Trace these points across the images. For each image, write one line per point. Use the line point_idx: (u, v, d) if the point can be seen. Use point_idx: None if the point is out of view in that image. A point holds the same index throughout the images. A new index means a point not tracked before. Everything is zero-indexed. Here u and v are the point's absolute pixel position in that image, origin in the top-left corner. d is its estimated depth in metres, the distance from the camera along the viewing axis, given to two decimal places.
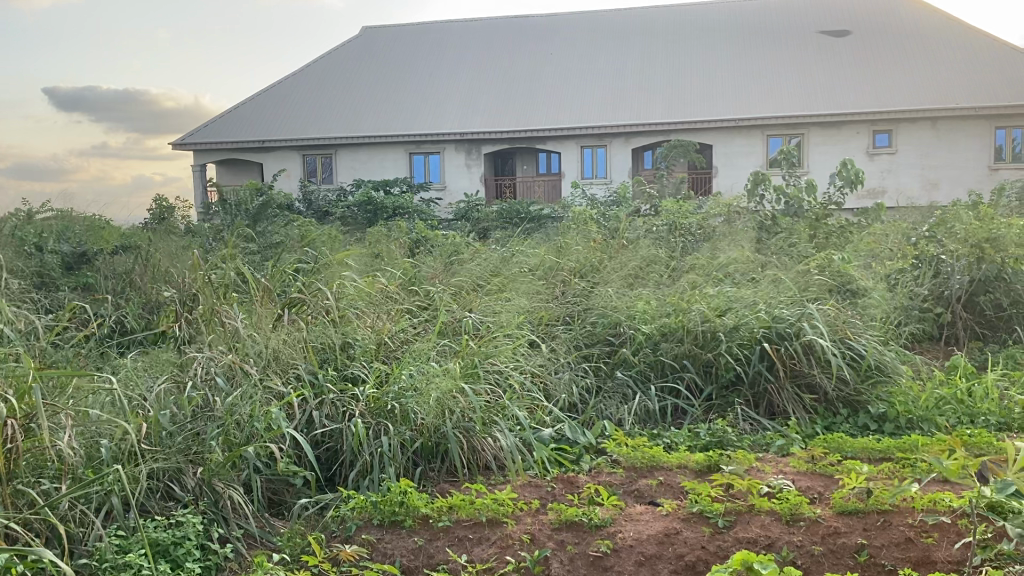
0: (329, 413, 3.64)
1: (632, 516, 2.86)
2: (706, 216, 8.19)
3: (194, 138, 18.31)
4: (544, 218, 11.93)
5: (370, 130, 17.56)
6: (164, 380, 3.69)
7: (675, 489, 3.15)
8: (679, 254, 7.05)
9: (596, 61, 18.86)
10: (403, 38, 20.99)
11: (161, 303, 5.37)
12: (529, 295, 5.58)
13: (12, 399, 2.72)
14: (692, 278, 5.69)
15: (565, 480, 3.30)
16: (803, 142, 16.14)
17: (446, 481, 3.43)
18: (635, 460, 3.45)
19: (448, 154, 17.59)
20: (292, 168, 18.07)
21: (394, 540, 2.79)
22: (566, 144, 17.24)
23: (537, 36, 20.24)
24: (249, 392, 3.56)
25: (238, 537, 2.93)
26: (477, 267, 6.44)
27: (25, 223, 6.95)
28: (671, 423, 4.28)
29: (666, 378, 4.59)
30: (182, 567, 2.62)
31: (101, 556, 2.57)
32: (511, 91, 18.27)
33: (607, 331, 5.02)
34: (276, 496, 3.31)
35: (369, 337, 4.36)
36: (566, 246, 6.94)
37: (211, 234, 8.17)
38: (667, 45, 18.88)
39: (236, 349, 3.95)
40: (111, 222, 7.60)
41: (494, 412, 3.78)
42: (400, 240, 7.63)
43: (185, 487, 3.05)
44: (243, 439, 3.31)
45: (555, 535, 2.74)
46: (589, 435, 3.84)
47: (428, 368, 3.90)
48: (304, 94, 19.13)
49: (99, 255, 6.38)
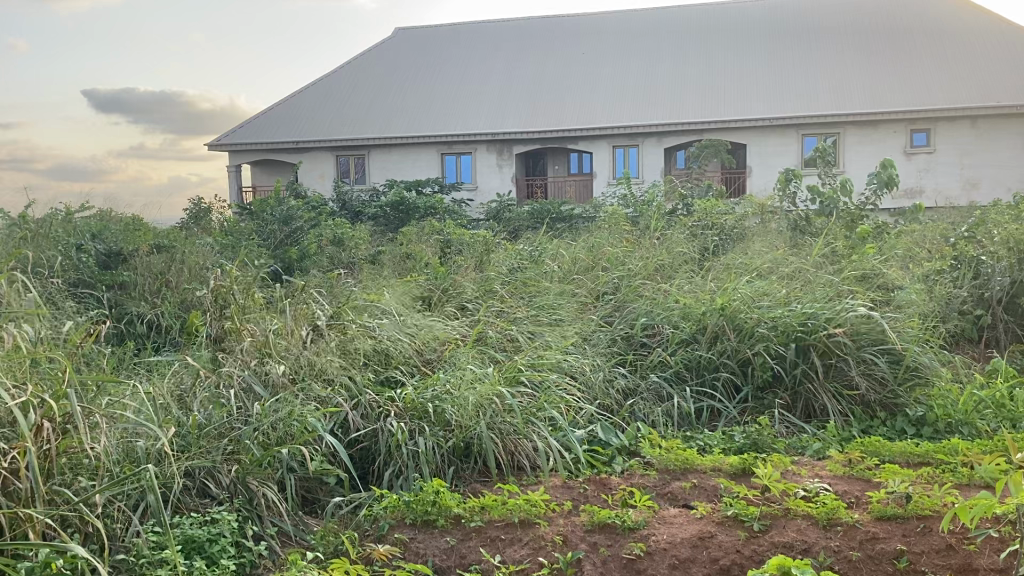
0: (364, 413, 3.66)
1: (666, 520, 2.84)
2: (740, 216, 8.03)
3: (230, 138, 18.50)
4: (574, 218, 11.88)
5: (401, 130, 17.65)
6: (203, 380, 3.73)
7: (709, 491, 3.13)
8: (710, 254, 6.99)
9: (628, 60, 18.78)
10: (438, 38, 21.08)
11: (196, 302, 5.42)
12: (562, 296, 5.58)
13: (48, 400, 2.73)
14: (725, 278, 5.61)
15: (597, 481, 3.28)
16: (839, 141, 15.93)
17: (479, 481, 3.42)
18: (668, 461, 3.42)
19: (480, 155, 17.64)
20: (325, 169, 18.18)
21: (427, 539, 2.79)
22: (598, 144, 17.17)
23: (569, 37, 20.16)
24: (285, 395, 3.60)
25: (271, 535, 2.95)
26: (508, 266, 6.44)
27: (64, 222, 7.05)
28: (706, 424, 4.24)
29: (703, 380, 4.56)
30: (217, 564, 2.64)
31: (138, 551, 2.61)
32: (543, 90, 18.29)
33: (644, 333, 5.00)
34: (310, 494, 3.33)
35: (404, 339, 4.36)
36: (599, 246, 6.93)
37: (244, 231, 8.22)
38: (702, 44, 18.75)
39: (271, 352, 4.00)
40: (147, 222, 7.67)
41: (528, 413, 3.78)
42: (431, 240, 7.64)
43: (219, 485, 3.07)
44: (279, 440, 3.34)
45: (587, 537, 2.73)
46: (622, 437, 3.82)
47: (464, 373, 3.91)
48: (337, 95, 19.31)
49: (134, 253, 6.42)
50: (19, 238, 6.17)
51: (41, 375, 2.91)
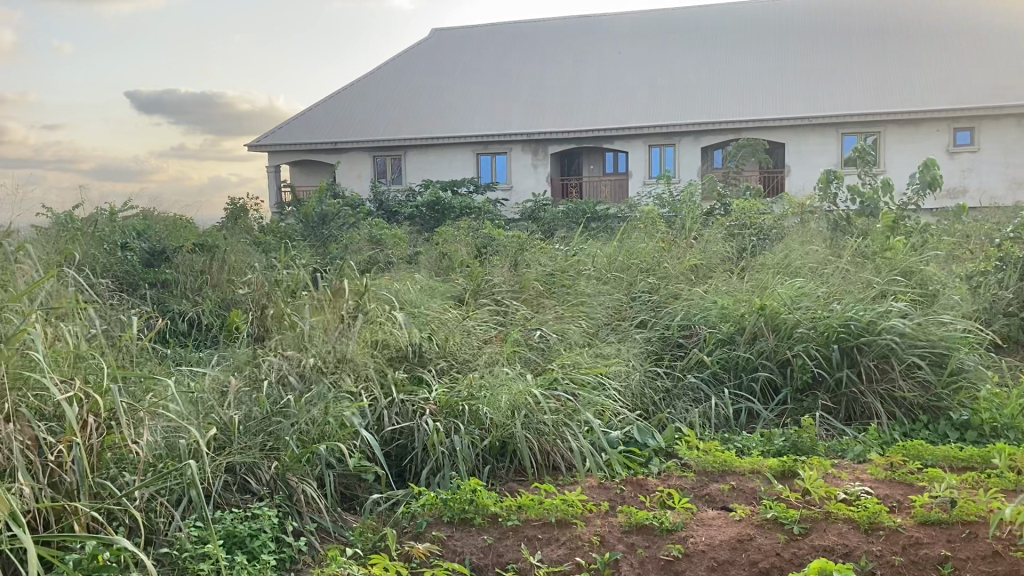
0: (400, 411, 3.67)
1: (704, 521, 2.81)
2: (779, 215, 7.94)
3: (269, 139, 18.72)
4: (610, 217, 11.82)
5: (438, 130, 17.73)
6: (244, 378, 3.79)
7: (748, 494, 3.10)
8: (748, 254, 6.91)
9: (665, 59, 18.67)
10: (474, 38, 21.14)
11: (237, 301, 5.49)
12: (598, 295, 5.57)
13: (93, 394, 2.77)
14: (763, 278, 5.55)
15: (635, 483, 3.26)
16: (879, 141, 15.68)
17: (514, 480, 3.42)
18: (706, 464, 3.39)
19: (516, 154, 17.65)
20: (362, 169, 18.31)
21: (464, 537, 2.79)
22: (634, 143, 17.09)
23: (607, 37, 20.05)
24: (323, 393, 3.63)
25: (311, 531, 2.98)
26: (544, 265, 6.43)
27: (108, 220, 7.15)
28: (744, 427, 4.20)
29: (741, 381, 4.51)
30: (258, 559, 2.68)
31: (181, 546, 2.65)
32: (578, 90, 18.25)
33: (680, 334, 4.96)
34: (349, 491, 3.35)
35: (440, 338, 4.38)
36: (635, 246, 6.89)
37: (282, 231, 8.29)
38: (740, 42, 18.59)
39: (310, 349, 4.04)
40: (188, 221, 7.76)
41: (564, 413, 3.77)
42: (467, 240, 7.65)
43: (260, 481, 3.11)
44: (317, 437, 3.38)
45: (625, 538, 2.72)
46: (659, 438, 3.79)
47: (499, 372, 3.91)
48: (374, 96, 19.45)
49: (177, 253, 6.51)
50: (66, 236, 6.28)
51: (87, 370, 2.96)
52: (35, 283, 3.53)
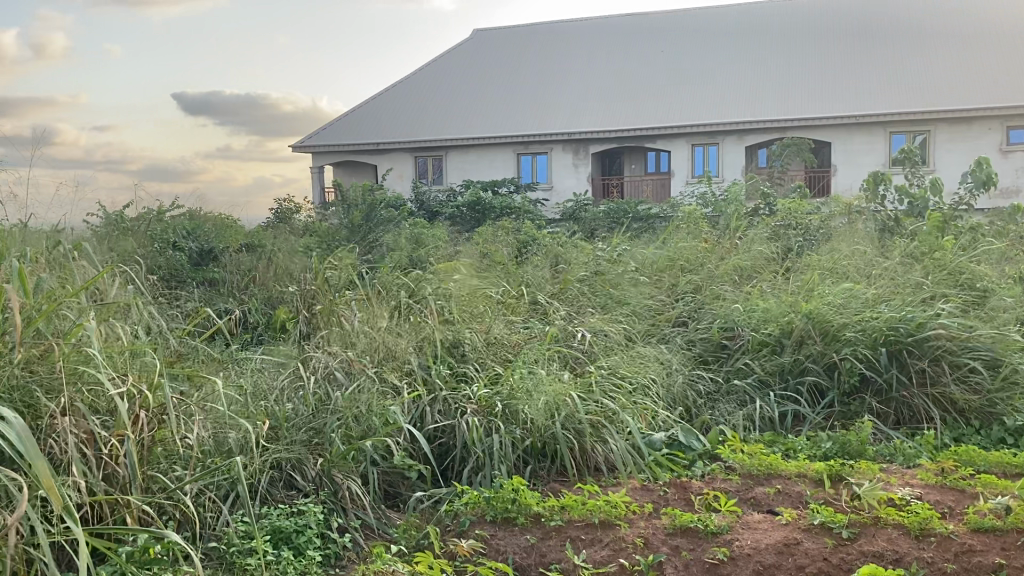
0: (442, 408, 3.68)
1: (750, 525, 2.78)
2: (826, 215, 7.82)
3: (313, 140, 18.94)
4: (652, 217, 11.75)
5: (479, 130, 17.78)
6: (288, 374, 3.83)
7: (794, 497, 3.06)
8: (794, 255, 6.82)
9: (708, 58, 18.51)
10: (516, 38, 21.16)
11: (282, 299, 5.57)
12: (641, 295, 5.54)
13: (146, 390, 2.82)
14: (809, 279, 5.48)
15: (678, 485, 3.23)
16: (928, 140, 15.36)
17: (556, 481, 3.41)
18: (751, 467, 3.35)
19: (556, 154, 17.63)
20: (404, 169, 18.43)
21: (507, 537, 2.79)
22: (676, 143, 16.96)
23: (650, 36, 19.91)
24: (367, 388, 3.66)
25: (356, 527, 3.01)
26: (587, 265, 6.41)
27: (158, 219, 7.29)
28: (790, 430, 4.15)
29: (786, 384, 4.45)
30: (304, 555, 2.71)
31: (228, 540, 2.70)
32: (620, 90, 18.17)
33: (723, 335, 4.88)
34: (392, 488, 3.38)
35: (482, 336, 4.39)
36: (680, 246, 6.84)
37: (327, 230, 8.37)
38: (784, 40, 18.36)
39: (356, 346, 4.08)
40: (236, 221, 7.87)
41: (605, 414, 3.74)
42: (509, 240, 7.66)
43: (306, 478, 3.15)
44: (361, 434, 3.41)
45: (669, 540, 2.70)
46: (703, 441, 3.76)
47: (541, 371, 3.91)
48: (416, 96, 19.58)
49: (225, 252, 6.62)
50: (119, 235, 6.43)
51: (139, 366, 3.01)
52: (91, 281, 3.61)
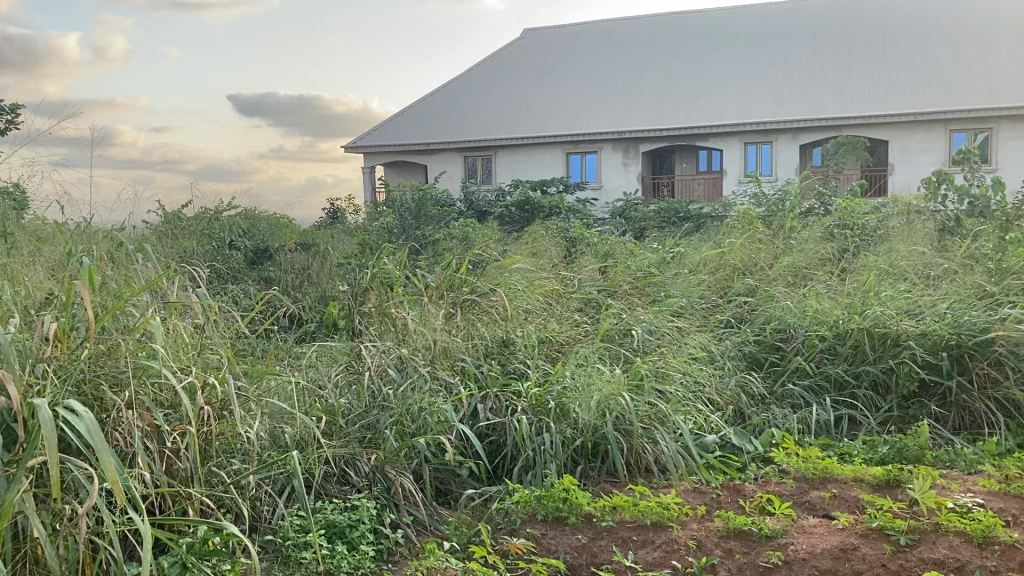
0: (494, 406, 3.69)
1: (805, 529, 2.74)
2: (883, 215, 7.64)
3: (364, 140, 19.15)
4: (703, 217, 11.62)
5: (529, 130, 17.80)
6: (342, 372, 3.87)
7: (850, 503, 3.00)
8: (849, 256, 6.69)
9: (761, 56, 18.27)
10: (567, 37, 21.12)
11: (334, 297, 5.63)
12: (693, 295, 5.49)
13: (211, 383, 2.90)
14: (866, 280, 5.37)
15: (731, 488, 3.19)
16: (991, 138, 14.98)
17: (607, 482, 3.41)
18: (806, 471, 3.30)
19: (606, 153, 17.55)
20: (453, 169, 18.53)
21: (558, 536, 2.79)
22: (728, 141, 16.74)
23: (702, 35, 19.68)
24: (419, 386, 3.69)
25: (408, 523, 3.04)
26: (637, 264, 6.36)
27: (215, 217, 7.42)
28: (845, 434, 4.08)
29: (841, 388, 4.38)
30: (357, 549, 2.76)
31: (284, 534, 2.76)
32: (671, 88, 18.03)
33: (775, 336, 4.83)
34: (443, 485, 3.40)
35: (533, 335, 4.39)
36: (733, 247, 6.75)
37: (377, 228, 8.42)
38: (840, 37, 18.02)
39: (409, 343, 4.11)
40: (289, 220, 7.97)
41: (658, 415, 3.71)
42: (559, 239, 7.63)
43: (359, 473, 3.19)
44: (414, 430, 3.44)
45: (723, 543, 2.67)
46: (756, 444, 3.72)
47: (591, 370, 3.89)
48: (467, 96, 19.67)
49: (280, 251, 6.72)
50: (177, 234, 6.55)
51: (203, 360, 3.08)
52: (156, 280, 3.71)
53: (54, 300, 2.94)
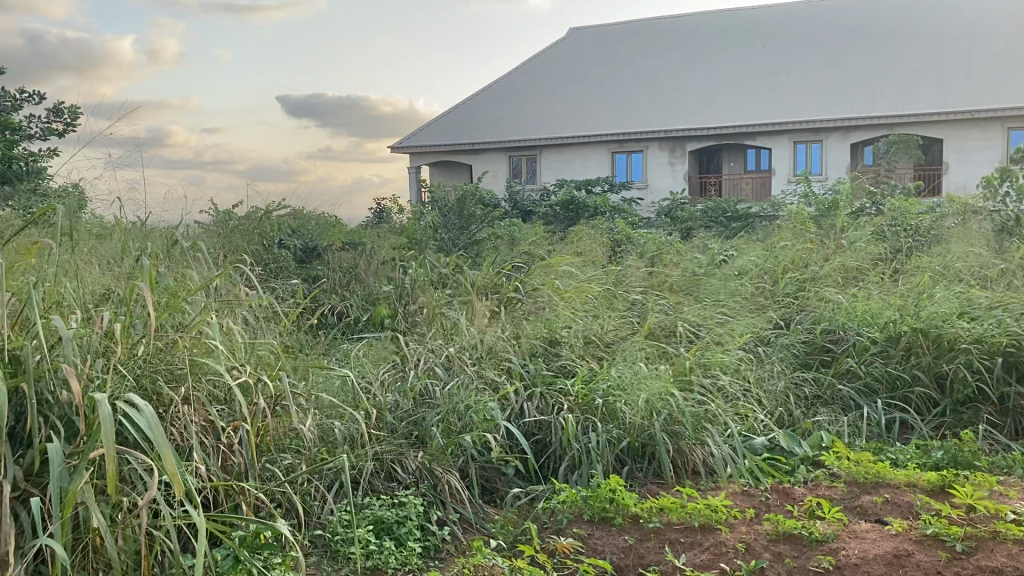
0: (540, 405, 3.69)
1: (857, 534, 2.69)
2: (938, 215, 7.47)
3: (410, 141, 19.28)
4: (752, 217, 11.46)
5: (574, 129, 17.76)
6: (390, 369, 3.90)
7: (904, 508, 2.94)
8: (902, 257, 6.56)
9: (811, 53, 17.99)
10: (612, 36, 21.02)
11: (381, 296, 5.68)
12: (741, 296, 5.43)
13: (263, 379, 2.94)
14: (919, 281, 5.26)
15: (780, 491, 3.15)
16: None
17: (653, 483, 3.38)
18: (857, 475, 3.24)
19: (652, 152, 17.43)
20: (498, 169, 18.57)
21: (604, 537, 2.78)
22: (777, 140, 16.51)
23: (750, 33, 19.40)
24: (466, 384, 3.70)
25: (454, 521, 3.06)
26: (684, 264, 6.31)
27: (264, 216, 7.51)
28: (898, 438, 4.01)
29: (894, 391, 4.30)
30: (404, 545, 2.79)
31: (333, 529, 2.80)
32: (719, 87, 17.85)
33: (825, 338, 4.75)
34: (489, 483, 3.41)
35: (579, 334, 4.38)
36: (783, 247, 6.66)
37: (422, 226, 8.46)
38: (892, 33, 17.67)
39: (455, 342, 4.13)
40: (337, 220, 8.04)
41: (706, 417, 3.68)
42: (605, 240, 7.59)
43: (406, 470, 3.20)
44: (461, 428, 3.45)
45: (772, 546, 2.63)
46: (805, 447, 3.67)
47: (638, 369, 3.86)
48: (513, 96, 19.69)
49: (328, 250, 6.79)
50: (228, 233, 6.66)
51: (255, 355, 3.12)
52: (211, 278, 3.79)
53: (112, 297, 3.01)
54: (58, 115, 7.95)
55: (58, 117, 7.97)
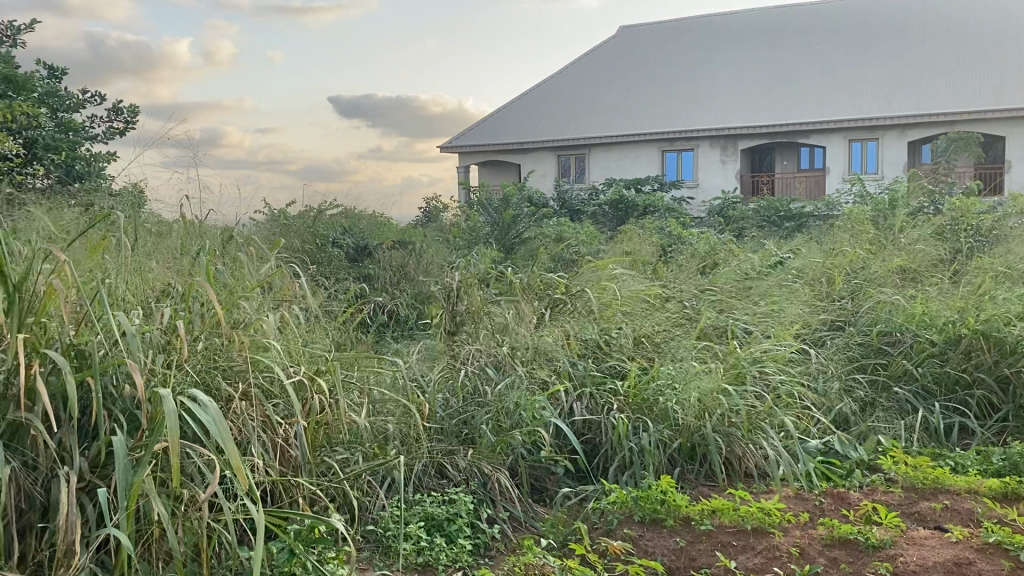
0: (589, 405, 3.68)
1: (915, 540, 2.63)
2: (1001, 215, 7.27)
3: (459, 141, 19.37)
4: (805, 216, 11.29)
5: (624, 128, 17.68)
6: (441, 367, 3.92)
7: (964, 514, 2.87)
8: (963, 257, 6.40)
9: (867, 50, 17.63)
10: (663, 34, 20.87)
11: (431, 295, 5.73)
12: (795, 296, 5.34)
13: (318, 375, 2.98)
14: (981, 283, 5.12)
15: (835, 495, 3.09)
16: None
17: (705, 485, 3.35)
18: (915, 480, 3.17)
19: (703, 151, 17.24)
20: (547, 168, 18.55)
21: (655, 538, 2.76)
22: (831, 138, 16.21)
23: (804, 29, 19.07)
24: (517, 383, 3.71)
25: (504, 519, 3.06)
26: (737, 264, 6.23)
27: (316, 214, 7.61)
28: (957, 443, 3.92)
29: (953, 394, 4.21)
30: (455, 542, 2.81)
31: (385, 525, 2.83)
32: (772, 84, 17.60)
33: (881, 340, 4.65)
34: (539, 482, 3.41)
35: (630, 334, 4.35)
36: (838, 248, 6.54)
37: (472, 224, 8.48)
38: (952, 28, 17.23)
39: (505, 340, 4.14)
40: (388, 218, 8.10)
41: (759, 419, 3.63)
42: (656, 239, 7.53)
43: (457, 468, 3.22)
44: (511, 426, 3.46)
45: (826, 551, 2.59)
46: (861, 450, 3.60)
47: (689, 368, 3.83)
48: (562, 95, 19.66)
49: (379, 248, 6.85)
50: (282, 232, 6.76)
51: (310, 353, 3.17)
52: (269, 275, 3.86)
53: (173, 294, 3.08)
54: (118, 113, 8.18)
55: (118, 116, 8.19)
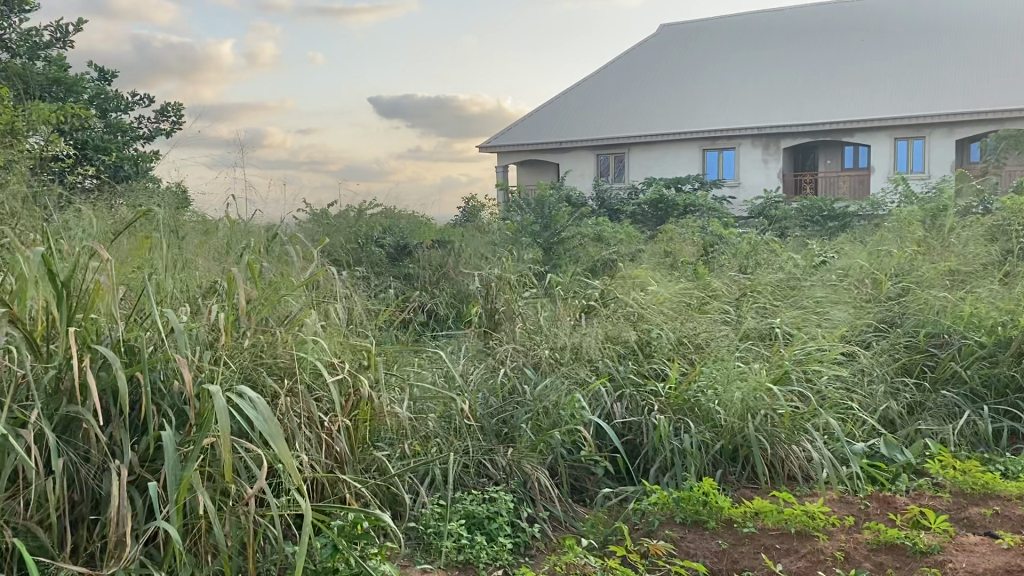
0: (629, 405, 3.66)
1: (965, 546, 2.58)
2: None
3: (498, 140, 19.40)
4: (849, 216, 11.11)
5: (664, 127, 17.57)
6: (481, 366, 3.93)
7: (1015, 521, 2.81)
8: (1014, 257, 6.24)
9: (914, 46, 17.30)
10: (704, 32, 20.69)
11: (470, 294, 5.73)
12: (840, 296, 5.26)
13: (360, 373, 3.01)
14: None
15: (881, 499, 3.04)
16: None
17: (747, 487, 3.32)
18: (964, 485, 3.11)
19: (744, 149, 17.06)
20: (586, 168, 18.51)
21: (697, 540, 2.74)
22: (876, 136, 15.94)
23: (848, 26, 18.77)
24: (557, 383, 3.71)
25: (544, 519, 3.07)
26: (779, 265, 6.15)
27: (357, 213, 7.66)
28: (1008, 447, 3.85)
29: (1003, 398, 4.19)
30: (495, 541, 2.82)
31: (426, 522, 2.85)
32: (814, 82, 17.36)
33: (929, 342, 4.56)
34: (579, 482, 3.40)
35: (671, 334, 4.32)
36: (885, 249, 6.42)
37: (511, 224, 8.47)
38: (1003, 24, 16.84)
39: (545, 340, 4.14)
40: (428, 218, 8.13)
41: (803, 421, 3.58)
42: (697, 239, 7.46)
43: (497, 466, 3.23)
44: (551, 425, 3.46)
45: (872, 556, 2.55)
46: (908, 454, 3.55)
47: (731, 369, 3.79)
48: (602, 94, 19.59)
49: (419, 247, 6.88)
50: (324, 231, 6.82)
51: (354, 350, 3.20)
52: (311, 273, 3.90)
53: (219, 292, 3.13)
54: (165, 114, 8.32)
55: (165, 117, 8.34)
